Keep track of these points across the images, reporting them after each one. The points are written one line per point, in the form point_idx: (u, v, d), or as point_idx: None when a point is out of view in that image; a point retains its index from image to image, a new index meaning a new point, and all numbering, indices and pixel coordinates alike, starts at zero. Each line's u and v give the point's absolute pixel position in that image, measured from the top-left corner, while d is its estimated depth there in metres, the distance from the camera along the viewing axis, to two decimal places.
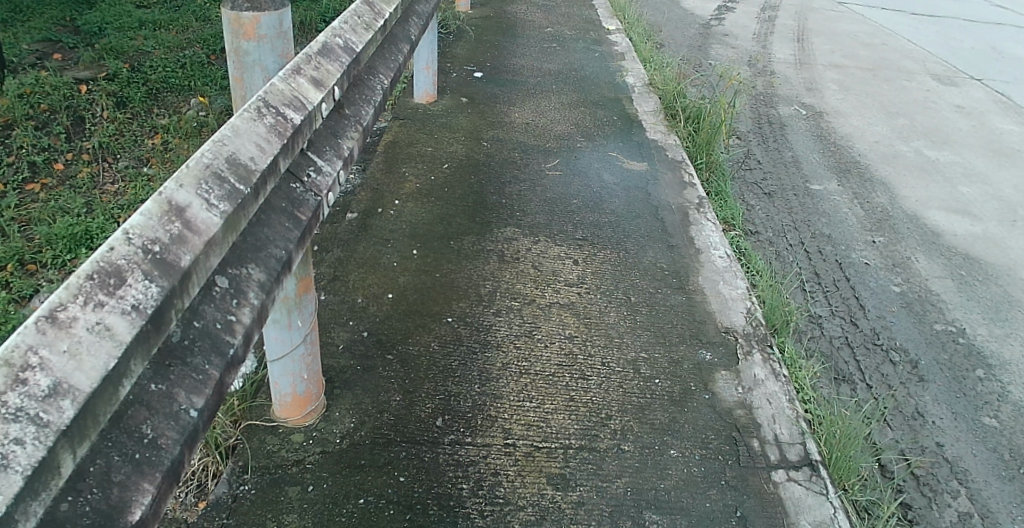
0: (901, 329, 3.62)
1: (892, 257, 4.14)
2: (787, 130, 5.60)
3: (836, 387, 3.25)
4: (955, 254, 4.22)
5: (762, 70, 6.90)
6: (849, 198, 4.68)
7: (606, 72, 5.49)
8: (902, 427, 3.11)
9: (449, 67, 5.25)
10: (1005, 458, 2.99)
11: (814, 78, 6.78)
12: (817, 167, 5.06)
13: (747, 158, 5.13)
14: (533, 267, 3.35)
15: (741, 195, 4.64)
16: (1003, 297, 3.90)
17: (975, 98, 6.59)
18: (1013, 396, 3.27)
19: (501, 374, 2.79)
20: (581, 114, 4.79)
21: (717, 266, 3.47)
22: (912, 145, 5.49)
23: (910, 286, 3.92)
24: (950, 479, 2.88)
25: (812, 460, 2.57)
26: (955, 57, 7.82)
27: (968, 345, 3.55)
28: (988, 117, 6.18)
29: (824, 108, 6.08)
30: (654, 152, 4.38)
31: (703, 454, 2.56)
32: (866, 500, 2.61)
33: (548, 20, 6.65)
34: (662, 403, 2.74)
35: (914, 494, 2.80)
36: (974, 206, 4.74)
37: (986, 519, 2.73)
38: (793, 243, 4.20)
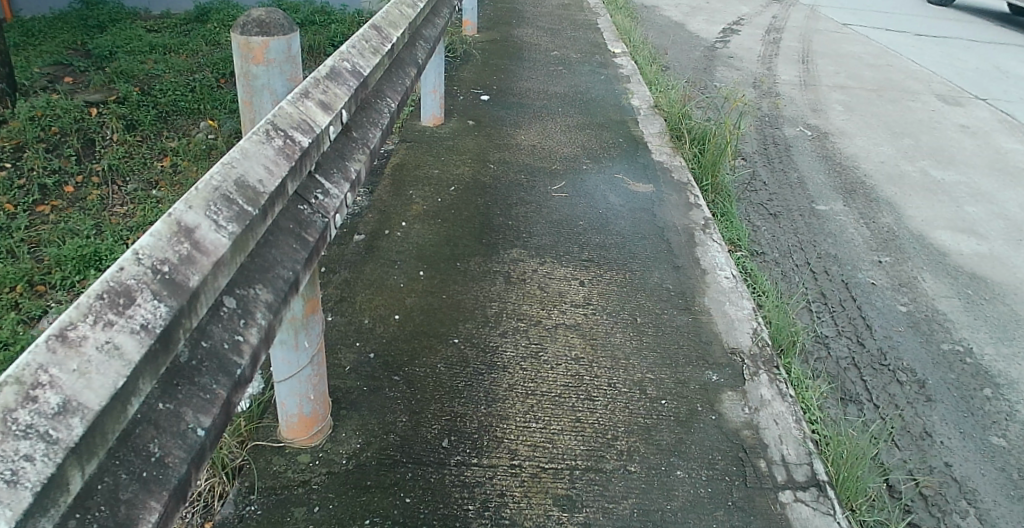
0: (909, 349, 3.61)
1: (898, 277, 4.13)
2: (792, 151, 5.62)
3: (843, 408, 3.23)
4: (962, 273, 4.21)
5: (767, 92, 6.93)
6: (855, 219, 4.69)
7: (612, 95, 5.53)
8: (911, 446, 3.10)
9: (456, 90, 5.30)
10: (1014, 478, 2.97)
11: (819, 100, 6.80)
12: (822, 188, 5.07)
13: (753, 179, 5.13)
14: (539, 288, 3.36)
15: (746, 216, 4.64)
16: (1011, 316, 3.88)
17: (981, 118, 6.60)
18: (1021, 415, 3.26)
19: (508, 395, 2.80)
20: (587, 136, 4.83)
21: (724, 286, 3.46)
22: (917, 166, 5.49)
23: (917, 306, 3.90)
24: (958, 499, 2.87)
25: (820, 481, 2.59)
26: (960, 78, 7.84)
27: (975, 365, 3.54)
28: (993, 136, 6.18)
29: (829, 129, 6.10)
30: (660, 173, 4.39)
31: (709, 474, 2.58)
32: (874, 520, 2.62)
33: (554, 43, 6.72)
34: (668, 423, 2.76)
35: (922, 515, 2.79)
36: (981, 226, 4.73)
37: None
38: (799, 263, 4.20)
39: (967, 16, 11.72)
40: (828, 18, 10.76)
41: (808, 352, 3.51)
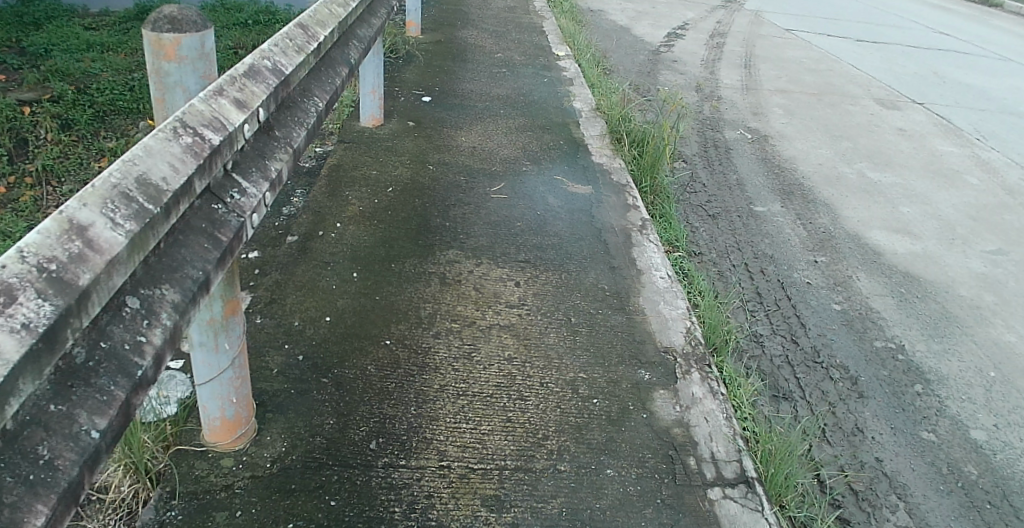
0: (842, 347, 3.67)
1: (833, 276, 4.21)
2: (732, 153, 5.70)
3: (776, 405, 3.28)
4: (895, 272, 4.31)
5: (709, 95, 7.03)
6: (792, 219, 4.77)
7: (554, 97, 5.57)
8: (842, 442, 3.16)
9: (398, 91, 5.28)
10: (943, 471, 3.06)
11: (760, 103, 6.92)
12: (761, 189, 5.15)
13: (692, 181, 5.20)
14: (474, 289, 3.36)
15: (685, 217, 4.70)
16: (942, 314, 3.98)
17: (918, 121, 6.77)
18: (950, 411, 3.36)
19: (438, 396, 2.78)
20: (527, 138, 4.84)
21: (658, 286, 3.49)
22: (855, 168, 5.61)
23: (851, 305, 3.97)
24: (889, 494, 2.94)
25: (748, 478, 2.63)
26: (898, 82, 8.05)
27: (907, 362, 3.62)
28: (929, 139, 6.35)
29: (769, 131, 6.21)
30: (599, 175, 4.42)
31: (639, 472, 2.60)
32: (802, 515, 2.67)
33: (498, 45, 6.73)
34: (599, 422, 2.77)
35: (852, 509, 2.85)
36: (914, 226, 4.85)
37: None
38: (736, 263, 4.25)
39: (906, 22, 12.06)
40: (773, 23, 10.97)
41: (743, 350, 3.55)
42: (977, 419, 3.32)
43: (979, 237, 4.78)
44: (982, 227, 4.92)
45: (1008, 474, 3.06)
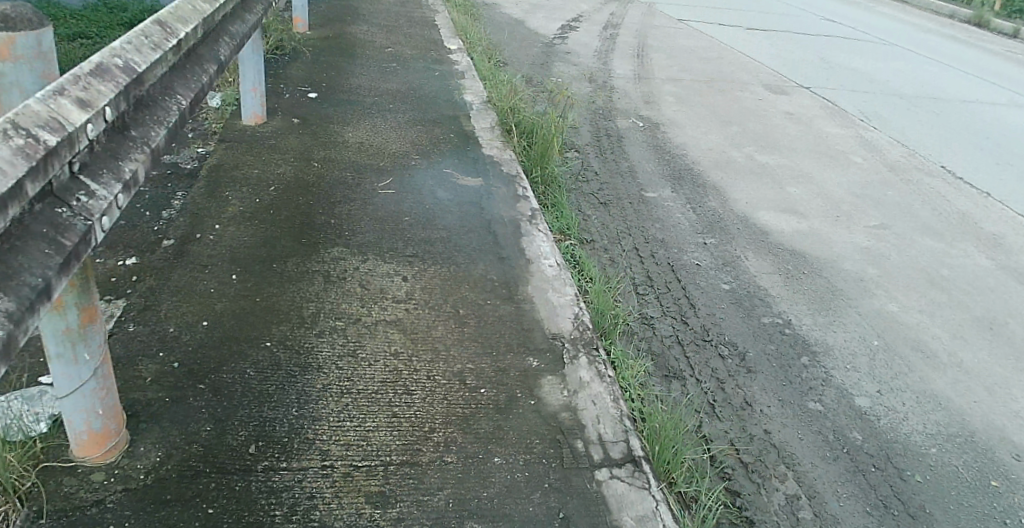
0: (730, 325, 3.79)
1: (721, 257, 4.34)
2: (624, 142, 5.81)
3: (667, 384, 3.36)
4: (781, 249, 4.47)
5: (602, 85, 7.15)
6: (682, 204, 4.90)
7: (445, 91, 5.57)
8: (731, 417, 3.23)
9: (283, 88, 5.18)
10: (830, 439, 3.18)
11: (652, 92, 7.09)
12: (652, 176, 5.27)
13: (584, 169, 5.28)
14: (360, 285, 3.33)
15: (577, 205, 4.76)
16: (828, 288, 4.15)
17: (804, 105, 7.06)
18: (835, 381, 3.50)
19: (321, 395, 2.74)
20: (417, 131, 4.82)
21: (547, 275, 3.53)
22: (743, 152, 5.80)
23: (739, 284, 4.11)
24: (778, 464, 3.04)
25: (635, 457, 2.68)
26: (787, 68, 8.37)
27: (794, 335, 3.76)
28: (815, 121, 6.62)
29: (660, 119, 6.36)
30: (489, 167, 4.44)
31: (526, 458, 2.61)
32: (689, 490, 2.74)
33: (390, 40, 6.68)
34: (486, 411, 2.78)
35: (743, 481, 2.93)
36: (798, 204, 5.05)
37: (812, 499, 2.89)
38: (627, 248, 4.34)
39: (795, 10, 12.55)
40: (668, 14, 11.23)
41: (633, 333, 3.62)
42: (861, 387, 3.47)
43: (860, 212, 5.01)
44: (863, 202, 5.16)
45: (887, 436, 3.21)
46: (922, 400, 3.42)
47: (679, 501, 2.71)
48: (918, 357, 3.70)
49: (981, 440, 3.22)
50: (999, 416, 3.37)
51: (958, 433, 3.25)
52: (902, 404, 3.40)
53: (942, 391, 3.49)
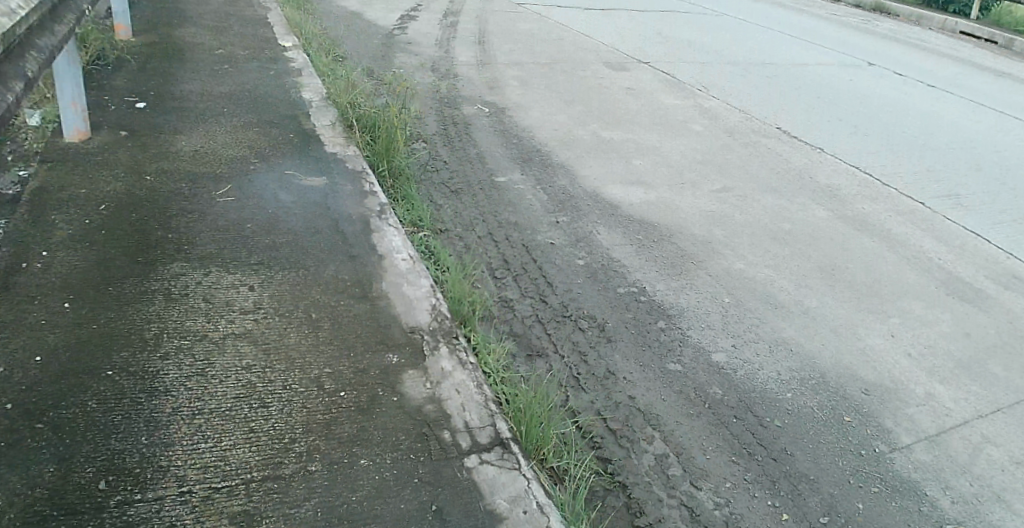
0: (586, 297, 3.91)
1: (574, 234, 4.45)
2: (471, 128, 5.83)
3: (531, 363, 3.39)
4: (630, 221, 4.64)
5: (445, 73, 7.12)
6: (532, 185, 4.98)
7: (282, 90, 5.38)
8: (596, 387, 3.30)
9: (106, 100, 4.82)
10: (691, 397, 3.27)
11: (495, 77, 7.14)
12: (502, 161, 5.32)
13: (432, 159, 5.25)
14: (205, 300, 3.16)
15: (429, 196, 4.73)
16: (679, 253, 4.34)
17: (644, 79, 7.34)
18: (691, 340, 3.63)
19: (172, 420, 2.58)
20: (255, 134, 4.63)
21: (400, 269, 3.50)
22: (588, 129, 5.97)
23: (593, 258, 4.22)
24: (644, 427, 3.11)
25: (503, 439, 2.70)
26: (626, 45, 8.67)
27: (648, 302, 3.90)
28: (654, 95, 6.90)
29: (505, 103, 6.42)
30: (334, 165, 4.34)
31: (394, 456, 2.57)
32: (559, 463, 2.78)
33: (221, 42, 6.38)
34: (348, 414, 2.71)
35: (613, 448, 2.99)
36: (644, 176, 5.24)
37: (680, 455, 2.98)
38: (481, 234, 4.36)
39: None
40: None
41: (492, 317, 3.65)
42: (715, 343, 3.60)
43: (703, 179, 5.26)
44: (703, 168, 5.43)
45: (745, 388, 3.34)
46: (775, 348, 3.59)
47: (551, 476, 2.75)
48: (768, 308, 3.89)
49: (833, 379, 3.40)
50: (847, 354, 3.57)
51: (811, 376, 3.41)
52: (758, 355, 3.54)
53: (793, 338, 3.67)
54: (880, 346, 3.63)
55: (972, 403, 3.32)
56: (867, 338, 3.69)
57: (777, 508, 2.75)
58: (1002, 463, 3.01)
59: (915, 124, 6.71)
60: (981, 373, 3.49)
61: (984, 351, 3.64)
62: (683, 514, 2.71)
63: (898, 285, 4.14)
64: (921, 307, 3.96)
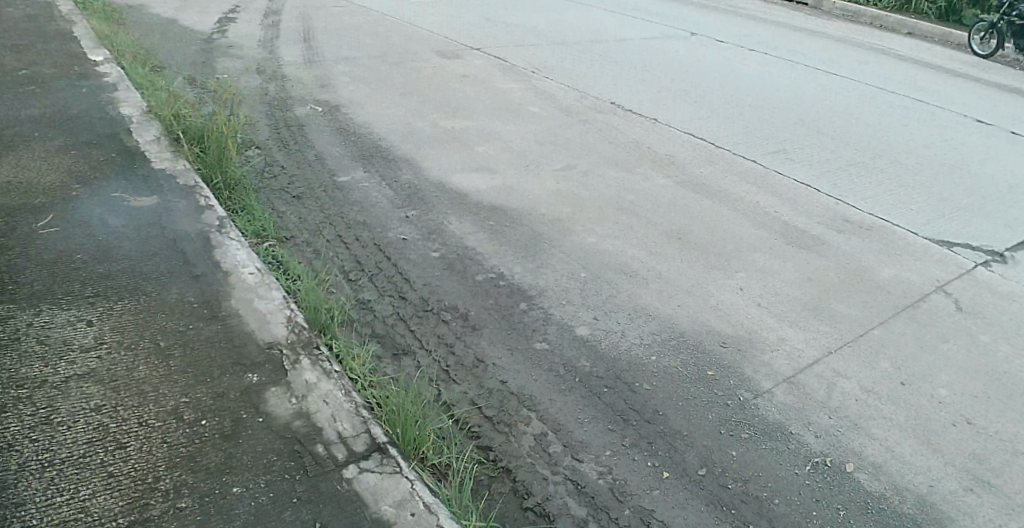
0: (447, 290, 3.81)
1: (426, 226, 4.37)
2: (306, 129, 5.59)
3: (398, 363, 3.27)
4: (481, 208, 4.62)
5: (273, 75, 6.79)
6: (376, 182, 4.85)
7: (98, 108, 5.00)
8: (467, 377, 3.22)
9: None
10: (561, 373, 3.28)
11: (326, 75, 6.90)
12: (342, 160, 5.14)
13: (269, 164, 4.98)
14: (38, 343, 2.88)
15: (271, 202, 4.47)
16: (530, 234, 4.36)
17: (477, 66, 7.37)
18: (554, 317, 3.65)
19: (18, 478, 2.32)
20: (72, 158, 4.27)
21: (249, 283, 3.34)
22: (427, 121, 5.91)
23: (447, 249, 4.15)
24: (520, 409, 3.07)
25: (380, 444, 2.64)
26: (456, 33, 8.65)
27: (508, 285, 3.88)
28: (489, 81, 6.93)
29: (339, 101, 6.22)
30: (164, 182, 4.08)
31: (268, 479, 2.43)
32: (439, 459, 2.71)
33: (19, 61, 5.83)
34: (213, 442, 2.55)
35: (492, 435, 2.94)
36: (486, 162, 5.26)
37: (558, 432, 2.97)
38: (331, 237, 4.16)
39: None
40: None
41: (352, 321, 3.47)
42: (577, 318, 3.65)
43: (546, 159, 5.35)
44: (548, 149, 5.52)
45: (611, 356, 3.39)
46: (635, 315, 3.68)
47: (434, 474, 2.68)
48: (625, 278, 4.00)
49: (692, 336, 3.52)
50: (703, 311, 3.73)
51: (671, 336, 3.53)
52: (619, 323, 3.62)
53: (651, 302, 3.79)
54: (734, 300, 3.82)
55: (820, 341, 3.54)
56: (719, 294, 3.87)
57: (657, 468, 2.84)
58: (854, 392, 3.23)
59: (740, 87, 7.11)
60: (823, 312, 3.74)
61: (822, 291, 3.91)
62: (570, 489, 2.72)
63: (741, 240, 4.37)
64: (764, 258, 4.20)
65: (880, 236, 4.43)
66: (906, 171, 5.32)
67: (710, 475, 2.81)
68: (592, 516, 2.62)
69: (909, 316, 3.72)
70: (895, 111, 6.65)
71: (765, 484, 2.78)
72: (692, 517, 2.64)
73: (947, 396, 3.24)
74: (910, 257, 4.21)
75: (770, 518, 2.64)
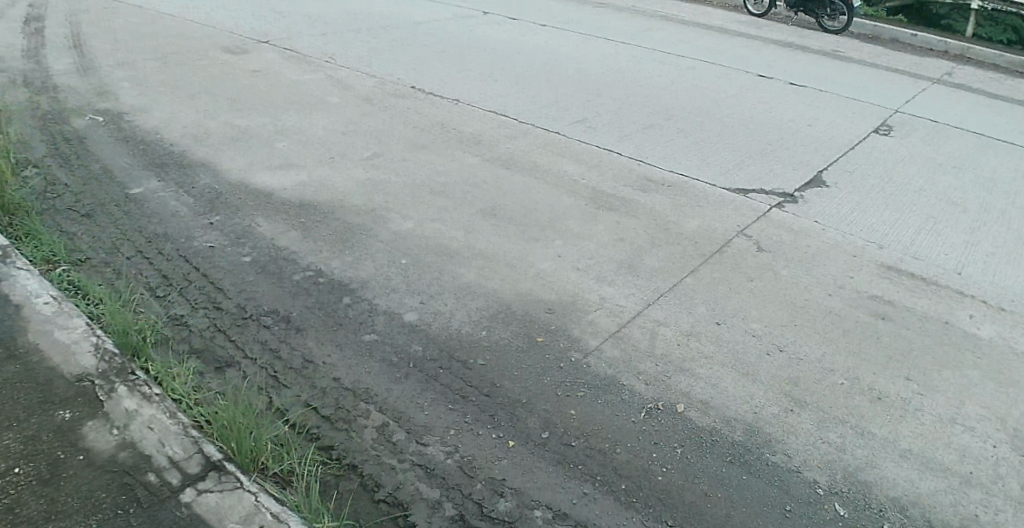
0: (265, 293, 3.52)
1: (234, 231, 3.99)
2: (84, 142, 4.94)
3: (222, 376, 3.03)
4: (289, 207, 4.25)
5: (38, 87, 5.92)
6: (174, 190, 4.38)
7: None
8: (299, 380, 3.04)
9: None
10: (396, 362, 3.17)
11: (101, 82, 6.09)
12: (130, 169, 4.60)
13: (47, 183, 4.38)
14: None
15: (57, 225, 3.96)
16: (344, 226, 4.09)
17: (268, 60, 6.88)
18: (380, 307, 3.48)
19: None
20: None
21: (47, 314, 3.08)
22: (220, 121, 5.42)
23: (259, 252, 3.83)
24: (357, 403, 2.97)
25: (215, 462, 2.54)
26: (241, 26, 8.02)
27: (330, 281, 3.64)
28: (283, 75, 6.48)
29: (120, 108, 5.54)
30: None
31: (99, 518, 2.29)
32: (281, 466, 2.61)
33: None
34: (32, 490, 2.36)
35: (333, 433, 2.83)
36: (293, 160, 4.86)
37: (400, 420, 2.92)
38: (131, 255, 3.74)
39: None
40: None
41: (166, 339, 3.16)
42: (402, 304, 3.50)
43: (352, 149, 5.05)
44: (358, 140, 5.20)
45: (442, 338, 3.30)
46: (459, 294, 3.59)
47: (278, 483, 2.57)
48: (445, 260, 3.86)
49: (518, 308, 3.48)
50: (526, 284, 3.71)
51: (496, 310, 3.49)
52: (447, 304, 3.51)
53: (475, 280, 3.70)
54: (552, 268, 3.83)
55: (638, 295, 3.66)
56: (540, 265, 3.86)
57: (501, 438, 2.87)
58: (675, 338, 3.39)
59: (538, 63, 7.18)
60: (636, 270, 3.86)
61: (636, 250, 4.03)
62: (418, 474, 2.70)
63: (557, 210, 4.39)
64: (579, 225, 4.25)
65: (685, 193, 4.64)
66: (701, 129, 5.61)
67: (554, 437, 2.88)
68: (445, 496, 2.63)
69: (716, 262, 3.94)
70: (683, 73, 7.01)
71: (605, 435, 2.90)
72: (542, 479, 2.72)
73: (759, 329, 3.47)
74: (714, 209, 4.46)
75: (616, 467, 2.78)
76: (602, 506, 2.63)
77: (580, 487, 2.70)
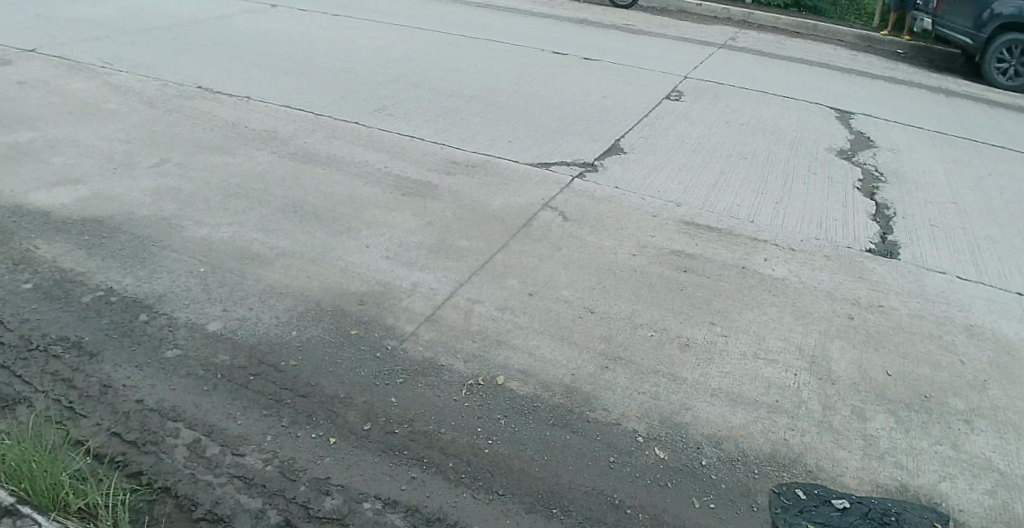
0: (51, 321, 3.14)
1: (8, 258, 3.47)
2: None
3: (8, 414, 2.70)
4: (70, 224, 3.73)
5: None
6: None
7: None
8: (98, 407, 2.78)
9: None
10: (202, 374, 2.95)
11: None
12: None
13: None
14: None
15: None
16: (134, 241, 3.65)
17: (37, 68, 5.68)
18: (181, 320, 3.18)
19: None
20: None
21: None
22: None
23: (40, 277, 3.36)
24: (165, 423, 2.75)
25: (8, 506, 2.29)
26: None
27: (122, 299, 3.28)
28: (57, 83, 5.42)
29: None
30: None
31: None
32: (84, 500, 2.34)
33: None
34: None
35: (140, 457, 2.62)
36: (71, 173, 4.20)
37: (213, 434, 2.73)
38: None
39: None
40: None
41: None
42: (205, 313, 3.23)
43: (137, 155, 4.42)
44: (141, 146, 4.56)
45: (250, 343, 3.09)
46: (266, 295, 3.33)
47: (84, 517, 2.33)
48: (247, 263, 3.54)
49: (328, 304, 3.29)
50: (334, 277, 3.47)
51: (306, 307, 3.28)
52: (252, 307, 3.27)
53: (280, 280, 3.43)
54: (361, 260, 3.60)
55: (449, 274, 3.57)
56: (346, 258, 3.61)
57: (322, 436, 2.76)
58: (489, 313, 3.36)
59: (321, 46, 6.73)
60: (447, 251, 3.74)
61: (444, 231, 3.90)
62: (238, 486, 2.54)
63: (359, 200, 4.10)
64: (385, 214, 3.99)
65: (493, 172, 4.53)
66: (501, 107, 5.55)
67: (376, 427, 2.80)
68: (268, 504, 2.49)
69: (524, 236, 3.92)
70: (476, 53, 6.94)
71: (431, 417, 2.85)
72: (368, 471, 2.65)
73: (570, 295, 3.53)
74: (522, 185, 4.40)
75: (442, 447, 2.75)
76: (433, 487, 2.61)
77: (408, 472, 2.65)
